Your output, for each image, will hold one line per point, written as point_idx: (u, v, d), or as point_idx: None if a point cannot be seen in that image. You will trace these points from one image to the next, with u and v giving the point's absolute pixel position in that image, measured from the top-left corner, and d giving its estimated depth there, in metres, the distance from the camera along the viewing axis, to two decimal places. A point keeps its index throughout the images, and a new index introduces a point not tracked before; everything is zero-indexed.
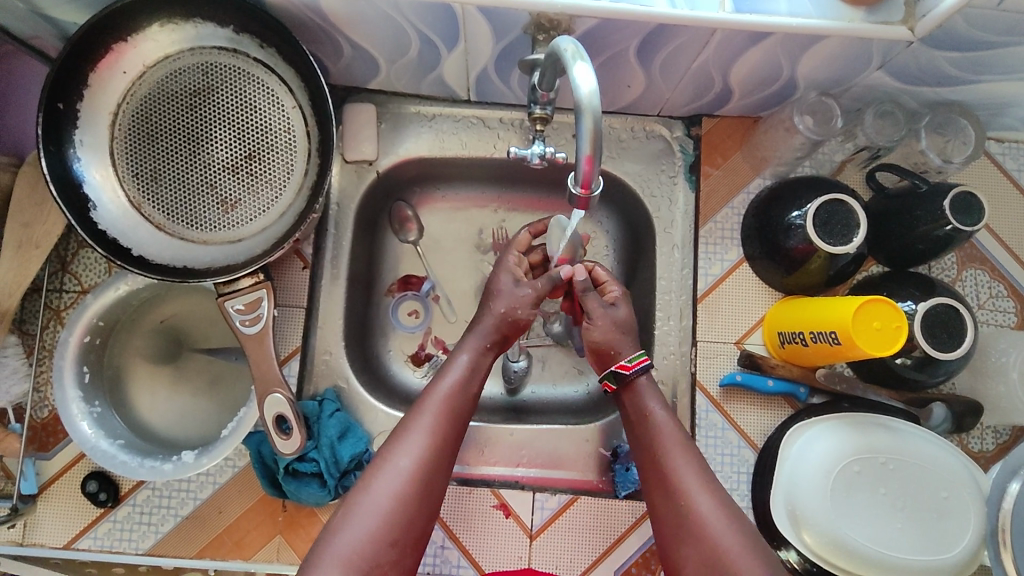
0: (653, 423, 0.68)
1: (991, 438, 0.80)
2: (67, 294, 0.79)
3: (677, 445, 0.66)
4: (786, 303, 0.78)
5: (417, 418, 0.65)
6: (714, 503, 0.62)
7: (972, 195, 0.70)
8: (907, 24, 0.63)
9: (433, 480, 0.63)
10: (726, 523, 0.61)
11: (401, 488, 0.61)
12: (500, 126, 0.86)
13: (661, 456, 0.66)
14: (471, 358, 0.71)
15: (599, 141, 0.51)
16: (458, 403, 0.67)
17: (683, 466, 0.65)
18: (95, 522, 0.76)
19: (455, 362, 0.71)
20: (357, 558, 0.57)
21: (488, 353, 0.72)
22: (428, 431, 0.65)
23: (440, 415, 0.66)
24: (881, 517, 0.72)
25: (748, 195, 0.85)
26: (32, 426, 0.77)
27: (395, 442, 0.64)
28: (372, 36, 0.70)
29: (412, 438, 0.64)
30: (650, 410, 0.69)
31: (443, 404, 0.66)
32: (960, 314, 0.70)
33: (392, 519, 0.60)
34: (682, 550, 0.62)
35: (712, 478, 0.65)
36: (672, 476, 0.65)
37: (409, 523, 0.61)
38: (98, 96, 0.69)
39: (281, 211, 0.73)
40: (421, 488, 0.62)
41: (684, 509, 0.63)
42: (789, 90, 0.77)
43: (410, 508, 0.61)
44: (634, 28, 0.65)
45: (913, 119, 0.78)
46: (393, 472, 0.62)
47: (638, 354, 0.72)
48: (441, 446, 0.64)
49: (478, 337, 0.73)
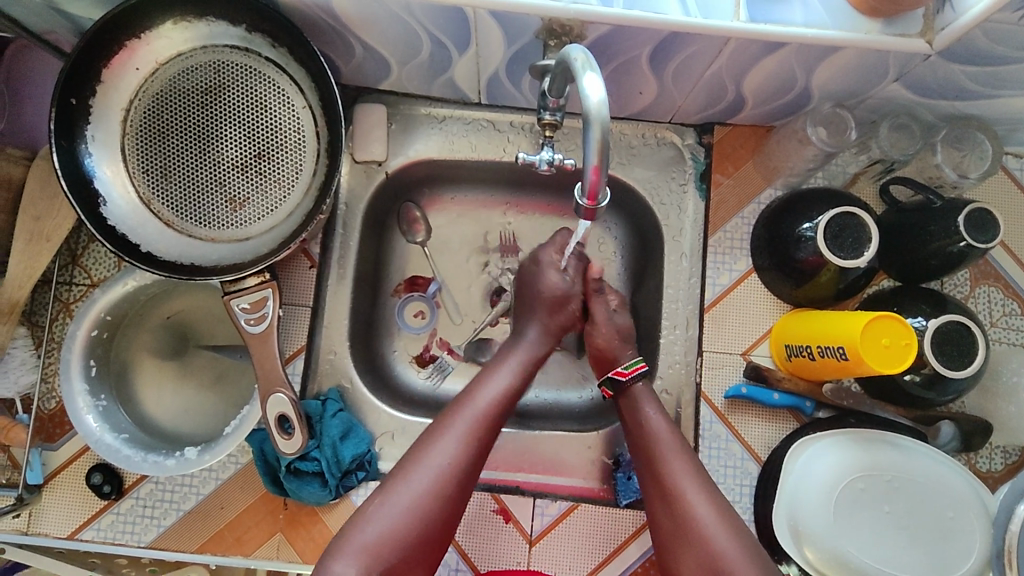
0: (653, 429, 0.68)
1: (999, 457, 0.79)
2: (76, 287, 0.80)
3: (676, 449, 0.66)
4: (794, 316, 0.77)
5: (459, 415, 0.66)
6: (713, 509, 0.62)
7: (988, 212, 0.69)
8: (925, 37, 0.62)
9: (468, 478, 0.63)
10: (725, 529, 0.60)
11: (435, 487, 0.61)
12: (511, 130, 0.85)
13: (660, 459, 0.66)
14: (519, 365, 0.72)
15: (606, 151, 0.51)
16: (501, 405, 0.68)
17: (682, 470, 0.64)
18: (98, 513, 0.77)
19: (503, 366, 0.71)
20: (382, 552, 0.58)
21: (536, 362, 0.73)
22: (471, 428, 0.65)
23: (482, 420, 0.66)
24: (885, 536, 0.71)
25: (759, 204, 0.84)
26: (39, 417, 0.78)
27: (435, 435, 0.64)
28: (383, 37, 0.70)
29: (452, 434, 0.64)
30: (649, 418, 0.70)
31: (486, 408, 0.67)
32: (971, 333, 0.69)
33: (423, 509, 0.60)
34: (680, 555, 0.61)
35: (710, 484, 0.64)
36: (670, 479, 0.64)
37: (438, 516, 0.61)
38: (110, 92, 0.69)
39: (289, 211, 0.73)
40: (455, 483, 0.62)
41: (680, 512, 0.62)
42: (803, 100, 0.76)
43: (442, 501, 0.61)
44: (647, 35, 0.64)
45: (929, 132, 0.77)
46: (428, 469, 0.62)
47: (635, 360, 0.74)
48: (478, 450, 0.64)
49: (530, 347, 0.74)
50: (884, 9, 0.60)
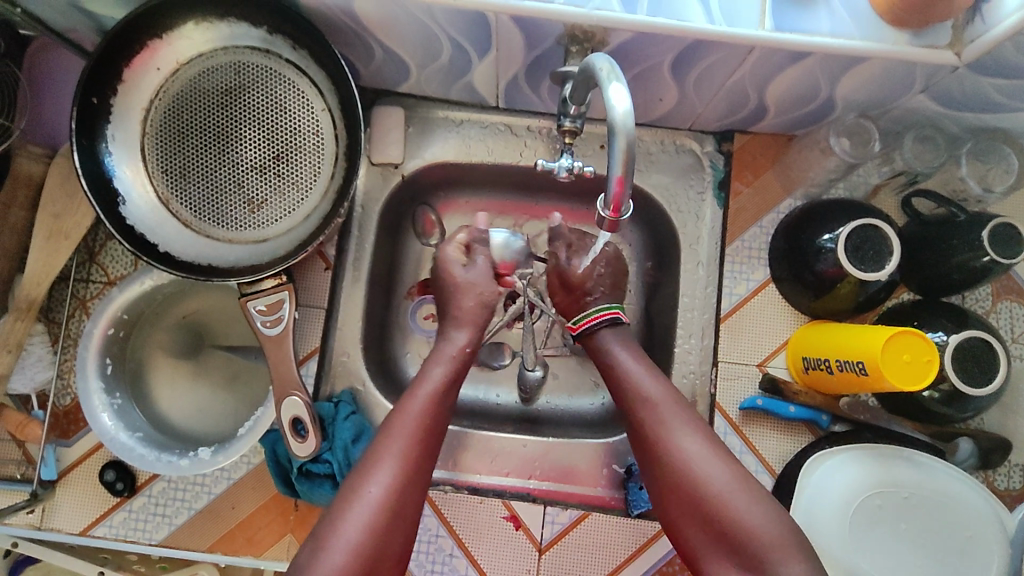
0: (621, 371, 0.68)
1: (1018, 476, 0.78)
2: (94, 284, 0.80)
3: (650, 390, 0.66)
4: (812, 328, 0.76)
5: (388, 441, 0.61)
6: (696, 440, 0.62)
7: (1011, 227, 0.68)
8: (954, 49, 0.61)
9: (407, 506, 0.59)
10: (711, 460, 0.60)
11: (371, 520, 0.57)
12: (528, 135, 0.85)
13: (636, 402, 0.66)
14: (444, 373, 0.69)
15: (631, 161, 0.50)
16: (432, 419, 0.64)
17: (661, 406, 0.64)
18: (111, 510, 0.77)
19: (428, 375, 0.68)
20: None
21: (460, 363, 0.71)
22: (406, 445, 0.61)
23: (412, 437, 0.62)
24: (898, 553, 0.70)
25: (778, 214, 0.83)
26: (54, 413, 0.78)
27: (366, 471, 0.59)
28: (403, 41, 0.70)
29: (386, 460, 0.60)
30: (617, 358, 0.69)
31: (414, 424, 0.63)
32: (993, 349, 0.68)
33: (365, 553, 0.55)
34: (676, 500, 0.61)
35: (692, 415, 0.64)
36: (650, 417, 0.64)
37: (383, 553, 0.57)
38: (131, 92, 0.70)
39: (306, 213, 0.73)
40: (395, 510, 0.58)
41: (667, 454, 0.62)
42: (827, 109, 0.75)
43: (385, 535, 0.57)
44: (671, 42, 0.63)
45: (953, 144, 0.76)
46: (363, 502, 0.57)
47: (584, 314, 0.73)
48: (415, 470, 0.61)
49: (455, 351, 0.72)
50: (911, 20, 0.59)
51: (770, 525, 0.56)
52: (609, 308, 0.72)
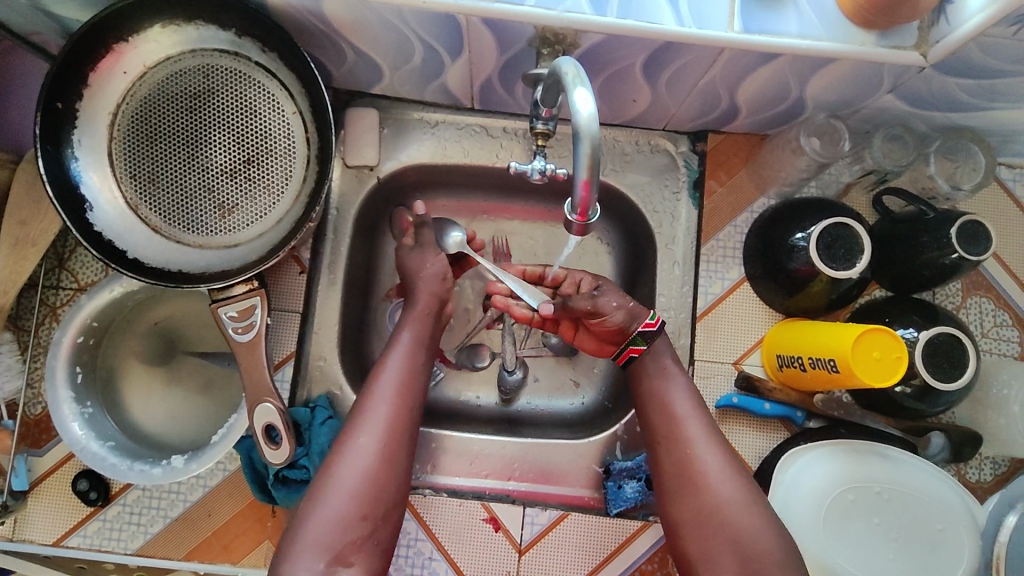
0: (662, 374, 0.70)
1: (988, 469, 0.79)
2: (63, 291, 0.79)
3: (685, 397, 0.68)
4: (785, 326, 0.77)
5: (373, 397, 0.66)
6: (717, 459, 0.64)
7: (979, 224, 0.69)
8: (920, 49, 0.62)
9: (396, 455, 0.65)
10: (728, 480, 0.63)
11: (362, 471, 0.62)
12: (504, 135, 0.85)
13: (667, 406, 0.68)
14: (415, 332, 0.72)
15: (596, 165, 0.50)
16: (412, 376, 0.69)
17: (692, 416, 0.67)
18: (84, 520, 0.76)
19: (404, 335, 0.72)
20: (332, 538, 0.60)
21: (428, 323, 0.74)
22: (388, 403, 0.66)
23: (394, 392, 0.67)
24: (874, 547, 0.71)
25: (752, 213, 0.84)
26: (25, 423, 0.77)
27: (352, 427, 0.65)
28: (375, 43, 0.69)
29: (374, 414, 0.65)
30: (659, 358, 0.70)
31: (393, 380, 0.68)
32: (962, 344, 0.69)
33: (360, 500, 0.62)
34: (682, 505, 0.64)
35: (716, 430, 0.67)
36: (676, 427, 0.66)
37: (378, 498, 0.62)
38: (97, 96, 0.68)
39: (278, 218, 0.72)
40: (385, 461, 0.64)
41: (687, 462, 0.65)
42: (798, 109, 0.75)
43: (378, 484, 0.63)
44: (641, 44, 0.64)
45: (922, 142, 0.76)
46: (353, 454, 0.63)
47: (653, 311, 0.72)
48: (402, 423, 0.66)
49: (421, 313, 0.74)
50: (879, 21, 0.60)
51: (775, 552, 0.60)
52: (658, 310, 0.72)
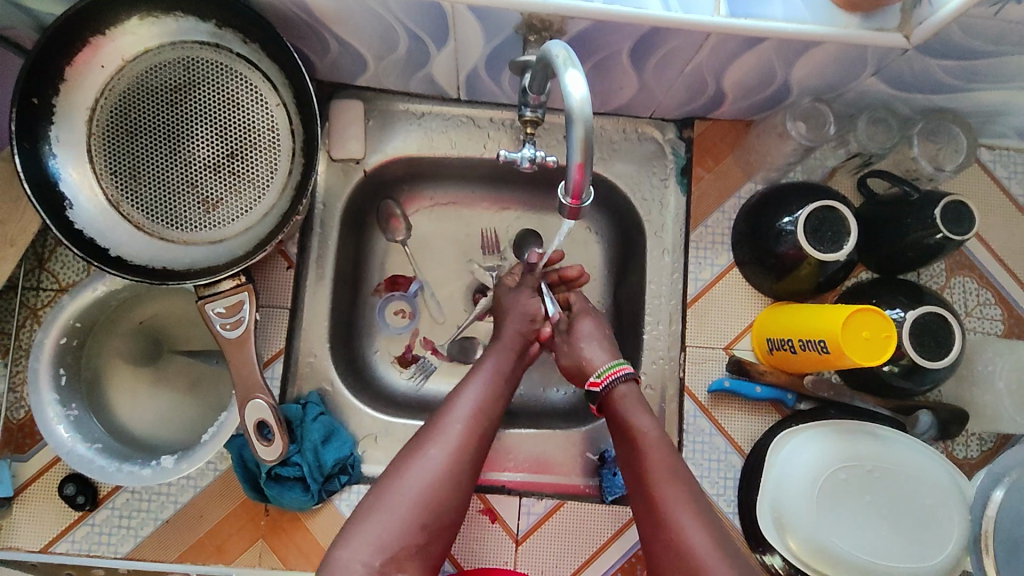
0: (641, 443, 0.67)
1: (975, 445, 0.81)
2: (44, 292, 0.77)
3: (665, 468, 0.65)
4: (775, 309, 0.77)
5: (450, 415, 0.68)
6: (706, 536, 0.61)
7: (963, 203, 0.70)
8: (903, 31, 0.62)
9: (463, 475, 0.65)
10: (719, 562, 0.59)
11: (431, 479, 0.63)
12: (491, 126, 0.84)
13: (650, 481, 0.65)
14: (496, 363, 0.74)
15: (590, 150, 0.50)
16: (489, 402, 0.70)
17: (672, 492, 0.63)
18: (72, 525, 0.75)
19: (484, 364, 0.74)
20: (388, 539, 0.59)
21: (512, 356, 0.75)
22: (463, 422, 0.67)
23: (471, 412, 0.68)
24: (866, 525, 0.72)
25: (739, 199, 0.84)
26: (8, 427, 0.76)
27: (430, 438, 0.66)
28: (360, 33, 0.69)
29: (450, 429, 0.66)
30: (637, 423, 0.69)
31: (478, 402, 0.69)
32: (948, 323, 0.70)
33: (422, 507, 0.62)
34: None
35: (702, 504, 0.63)
36: (657, 504, 0.63)
37: (439, 512, 0.62)
38: (74, 90, 0.67)
39: (264, 212, 0.71)
40: (455, 478, 0.64)
41: (673, 543, 0.61)
42: (782, 94, 0.76)
43: (440, 498, 0.63)
44: (628, 30, 0.64)
45: (905, 125, 0.77)
46: (425, 461, 0.64)
47: (613, 364, 0.73)
48: (475, 449, 0.67)
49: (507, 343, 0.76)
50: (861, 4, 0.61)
51: None
52: (622, 362, 0.73)
